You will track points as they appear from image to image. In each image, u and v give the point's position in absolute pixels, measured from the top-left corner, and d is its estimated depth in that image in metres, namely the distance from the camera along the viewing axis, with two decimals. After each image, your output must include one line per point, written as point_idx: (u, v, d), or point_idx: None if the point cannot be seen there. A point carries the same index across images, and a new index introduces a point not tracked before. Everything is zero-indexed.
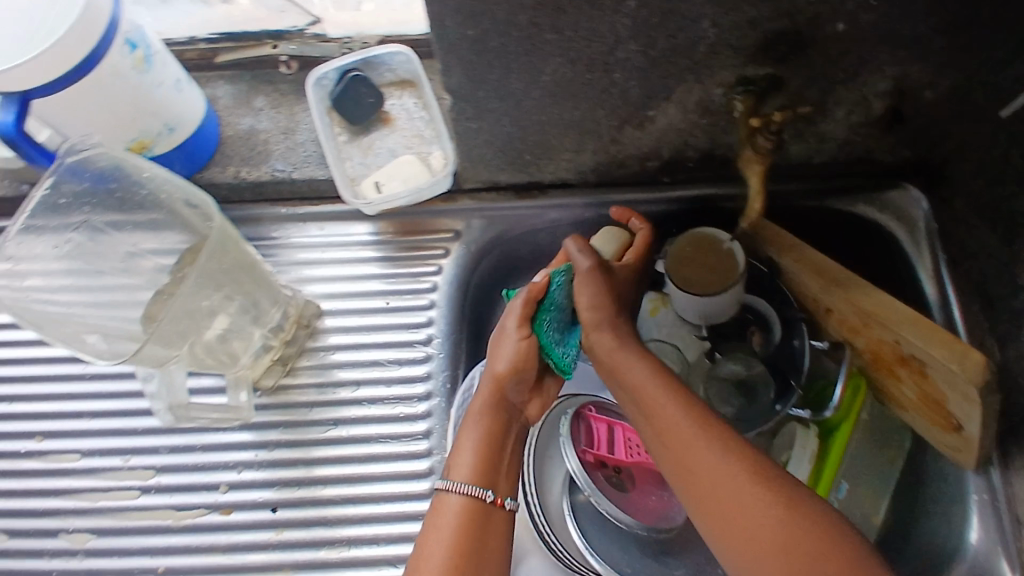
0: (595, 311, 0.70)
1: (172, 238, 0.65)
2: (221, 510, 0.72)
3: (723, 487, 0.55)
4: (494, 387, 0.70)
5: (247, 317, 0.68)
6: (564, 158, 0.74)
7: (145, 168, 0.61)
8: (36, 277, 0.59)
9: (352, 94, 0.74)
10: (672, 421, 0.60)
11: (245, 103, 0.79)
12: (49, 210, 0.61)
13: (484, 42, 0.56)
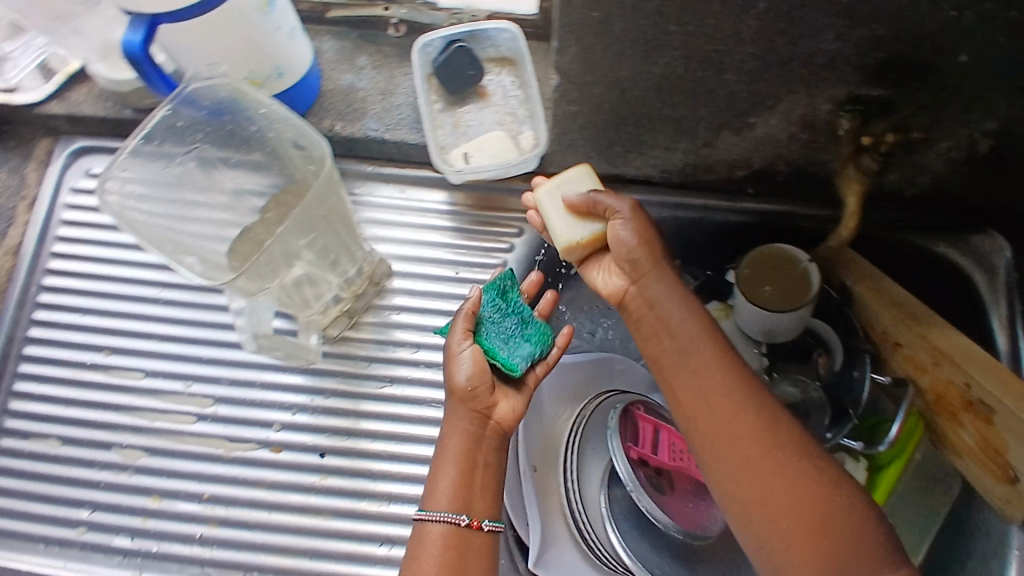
0: (652, 253, 0.66)
1: (270, 179, 0.67)
2: (271, 447, 0.74)
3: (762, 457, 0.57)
4: (453, 405, 0.65)
5: (326, 266, 0.69)
6: (653, 155, 0.74)
7: (264, 105, 0.63)
8: (147, 195, 0.61)
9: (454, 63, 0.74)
10: (717, 384, 0.60)
11: (348, 60, 0.80)
12: (168, 132, 0.63)
13: (605, 25, 0.56)
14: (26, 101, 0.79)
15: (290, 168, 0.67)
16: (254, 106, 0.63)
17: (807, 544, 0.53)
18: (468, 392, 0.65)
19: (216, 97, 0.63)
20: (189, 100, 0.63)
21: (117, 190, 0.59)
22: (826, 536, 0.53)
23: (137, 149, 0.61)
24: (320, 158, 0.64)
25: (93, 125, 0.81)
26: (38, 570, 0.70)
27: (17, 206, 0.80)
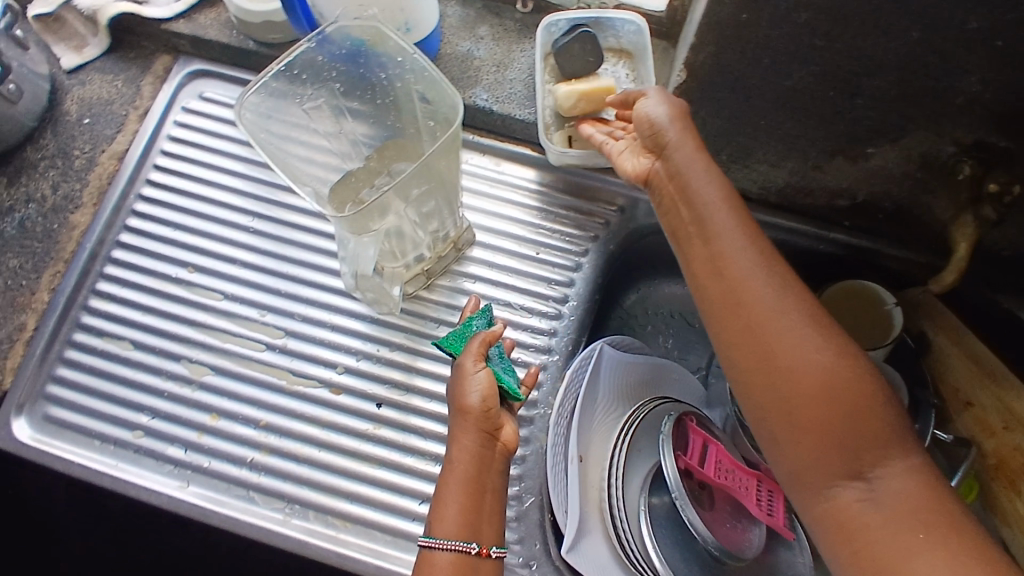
0: (683, 127, 0.63)
1: (384, 127, 0.69)
2: (331, 388, 0.75)
3: (782, 336, 0.56)
4: (463, 425, 0.64)
5: (424, 223, 0.70)
6: (757, 171, 0.73)
7: (404, 52, 0.62)
8: (275, 122, 0.64)
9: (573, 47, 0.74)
10: (739, 263, 0.59)
11: (469, 28, 0.81)
12: (307, 65, 0.64)
13: (750, 29, 0.56)
14: (157, 16, 0.82)
15: (407, 119, 0.68)
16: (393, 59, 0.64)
17: (822, 423, 0.54)
18: (481, 416, 0.64)
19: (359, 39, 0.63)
20: (334, 37, 0.63)
21: (251, 118, 0.61)
22: (844, 416, 0.53)
23: (276, 75, 0.62)
24: (448, 117, 0.63)
25: (214, 50, 0.83)
26: (90, 465, 0.71)
27: (128, 114, 0.83)
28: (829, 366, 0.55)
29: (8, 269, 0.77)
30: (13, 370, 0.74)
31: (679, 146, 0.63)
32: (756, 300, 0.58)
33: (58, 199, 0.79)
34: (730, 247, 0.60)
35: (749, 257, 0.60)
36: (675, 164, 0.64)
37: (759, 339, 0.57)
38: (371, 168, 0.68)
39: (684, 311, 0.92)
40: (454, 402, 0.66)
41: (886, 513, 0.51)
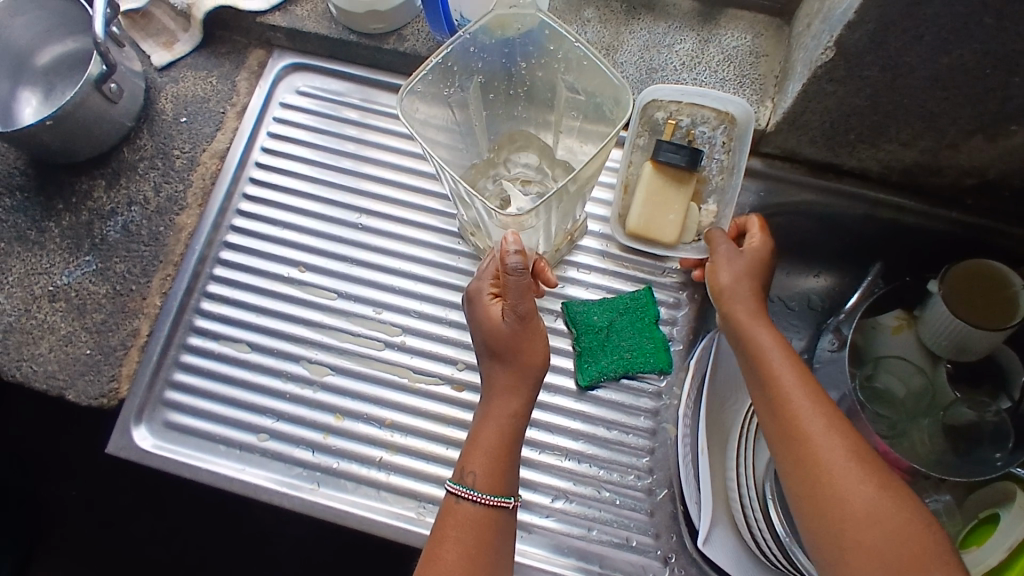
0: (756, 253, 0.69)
1: (516, 113, 0.69)
2: (453, 385, 0.73)
3: (822, 441, 0.56)
4: (523, 376, 0.62)
5: (562, 218, 0.70)
6: (885, 149, 0.73)
7: (560, 42, 0.63)
8: (423, 112, 0.64)
9: (671, 149, 0.70)
10: (782, 402, 0.59)
11: (575, 11, 0.79)
12: (459, 56, 0.63)
13: (919, 6, 0.55)
14: (253, 7, 0.79)
15: (540, 109, 0.69)
16: (549, 48, 0.64)
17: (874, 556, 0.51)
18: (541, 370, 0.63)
19: (503, 26, 0.62)
20: (485, 28, 0.62)
21: (411, 108, 0.62)
22: (898, 538, 0.51)
23: (433, 66, 0.62)
24: (606, 111, 0.63)
25: (312, 43, 0.81)
26: (217, 470, 0.70)
27: (225, 111, 0.81)
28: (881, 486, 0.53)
29: (116, 274, 0.75)
30: (129, 378, 0.72)
31: (746, 317, 0.65)
32: (801, 442, 0.56)
33: (162, 201, 0.78)
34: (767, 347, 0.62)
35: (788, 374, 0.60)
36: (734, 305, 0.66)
37: (807, 477, 0.55)
38: (497, 157, 0.69)
39: (783, 295, 0.90)
40: (508, 345, 0.62)
41: None
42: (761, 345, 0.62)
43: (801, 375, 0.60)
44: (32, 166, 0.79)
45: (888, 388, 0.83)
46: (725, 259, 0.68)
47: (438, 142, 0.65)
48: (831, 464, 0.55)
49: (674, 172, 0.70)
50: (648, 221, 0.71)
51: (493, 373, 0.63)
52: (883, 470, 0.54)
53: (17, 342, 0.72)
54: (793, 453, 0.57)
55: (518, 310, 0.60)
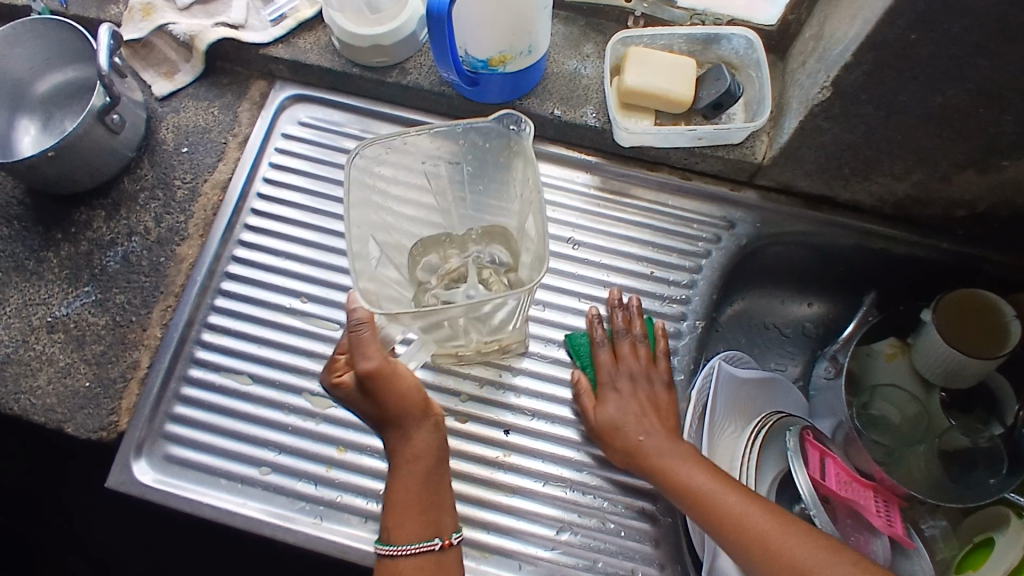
0: (620, 333, 0.75)
1: (490, 205, 0.70)
2: (458, 418, 0.74)
3: (726, 512, 0.63)
4: (405, 424, 0.63)
5: (481, 331, 0.68)
6: (877, 182, 0.75)
7: (532, 179, 0.64)
8: (393, 159, 0.67)
9: (716, 77, 0.74)
10: (765, 549, 0.61)
11: (574, 46, 0.81)
12: (447, 138, 0.67)
13: (914, 49, 0.57)
14: (255, 40, 0.80)
15: (502, 217, 0.70)
16: (522, 175, 0.65)
17: None
18: (418, 407, 0.63)
19: (496, 136, 0.66)
20: (480, 130, 0.66)
21: (374, 150, 0.65)
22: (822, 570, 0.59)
23: (421, 133, 0.66)
24: (538, 262, 0.63)
25: (315, 74, 0.82)
26: (218, 504, 0.69)
27: (227, 141, 0.81)
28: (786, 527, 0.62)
29: (116, 305, 0.75)
30: (128, 411, 0.72)
31: (672, 463, 0.67)
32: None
33: (163, 231, 0.77)
34: (642, 439, 0.69)
35: (670, 461, 0.67)
36: (604, 403, 0.72)
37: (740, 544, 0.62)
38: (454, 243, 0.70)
39: (777, 321, 0.92)
40: (383, 404, 0.62)
41: None
42: (659, 456, 0.68)
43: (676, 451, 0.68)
44: (32, 196, 0.79)
45: (885, 415, 0.84)
46: (619, 407, 0.71)
47: (389, 189, 0.68)
48: (744, 527, 0.62)
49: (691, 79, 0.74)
50: (647, 68, 0.74)
51: (381, 428, 0.64)
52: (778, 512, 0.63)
53: (15, 374, 0.72)
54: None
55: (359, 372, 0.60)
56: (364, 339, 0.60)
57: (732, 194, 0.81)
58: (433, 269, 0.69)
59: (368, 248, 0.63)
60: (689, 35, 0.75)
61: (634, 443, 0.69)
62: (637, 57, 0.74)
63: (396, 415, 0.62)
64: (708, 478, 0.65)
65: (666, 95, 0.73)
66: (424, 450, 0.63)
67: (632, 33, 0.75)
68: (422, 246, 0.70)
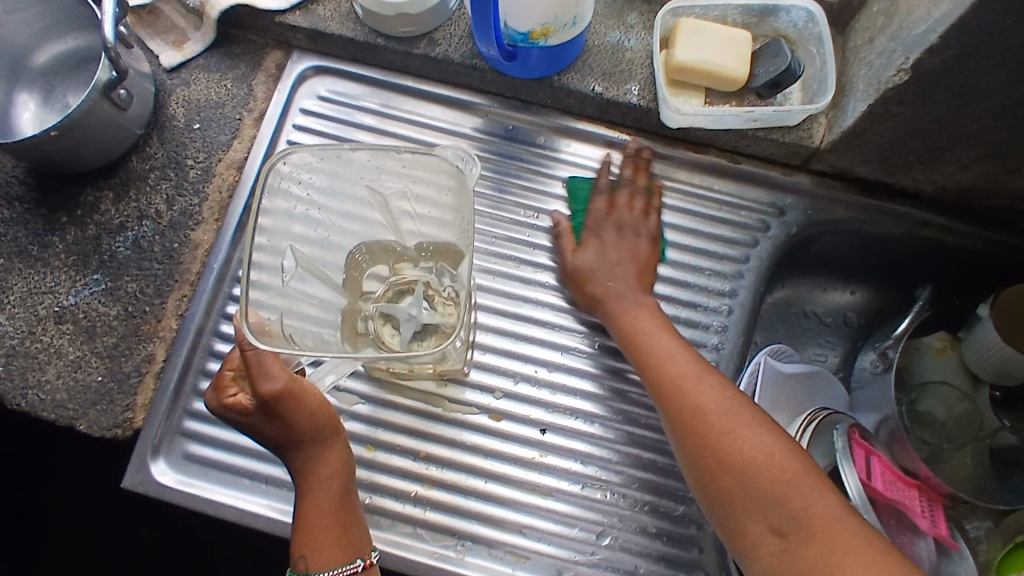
0: (625, 191, 0.73)
1: (428, 232, 0.64)
2: (490, 415, 0.71)
3: (679, 378, 0.63)
4: (314, 441, 0.61)
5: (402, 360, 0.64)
6: (941, 171, 0.70)
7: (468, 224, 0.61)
8: (331, 166, 0.62)
9: (774, 53, 0.67)
10: (687, 400, 0.61)
11: (617, 15, 0.74)
12: (389, 161, 0.62)
13: (1009, 35, 0.51)
14: (271, 7, 0.74)
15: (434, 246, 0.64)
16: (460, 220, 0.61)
17: (729, 469, 0.57)
18: (329, 423, 0.61)
19: (440, 167, 0.61)
20: (426, 159, 0.61)
21: (307, 155, 0.61)
22: (741, 451, 0.57)
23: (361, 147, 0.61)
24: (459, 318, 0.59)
25: (336, 45, 0.76)
26: (241, 506, 0.66)
27: (241, 117, 0.75)
28: (724, 403, 0.60)
29: (127, 294, 0.70)
30: (145, 407, 0.68)
31: (629, 314, 0.68)
32: (727, 445, 0.58)
33: (175, 215, 0.72)
34: (620, 300, 0.69)
35: (646, 325, 0.67)
36: (586, 256, 0.71)
37: (678, 413, 0.61)
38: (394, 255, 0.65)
39: (818, 310, 0.87)
40: (287, 423, 0.59)
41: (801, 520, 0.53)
42: (633, 316, 0.68)
43: (653, 318, 0.67)
44: (33, 175, 0.74)
45: (930, 411, 0.79)
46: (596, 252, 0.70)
47: (325, 196, 0.63)
48: (691, 393, 0.62)
49: (746, 55, 0.68)
50: (699, 40, 0.68)
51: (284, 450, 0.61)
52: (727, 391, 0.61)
53: (22, 368, 0.68)
54: (712, 460, 0.58)
55: (260, 394, 0.57)
56: (264, 363, 0.58)
57: (783, 179, 0.76)
58: (382, 273, 0.65)
59: (284, 256, 0.59)
60: (745, 5, 0.69)
61: (608, 300, 0.69)
62: (689, 28, 0.68)
63: (299, 433, 0.60)
64: (661, 334, 0.66)
65: (721, 72, 0.67)
66: (335, 465, 0.61)
67: (685, 3, 0.69)
68: (362, 253, 0.64)
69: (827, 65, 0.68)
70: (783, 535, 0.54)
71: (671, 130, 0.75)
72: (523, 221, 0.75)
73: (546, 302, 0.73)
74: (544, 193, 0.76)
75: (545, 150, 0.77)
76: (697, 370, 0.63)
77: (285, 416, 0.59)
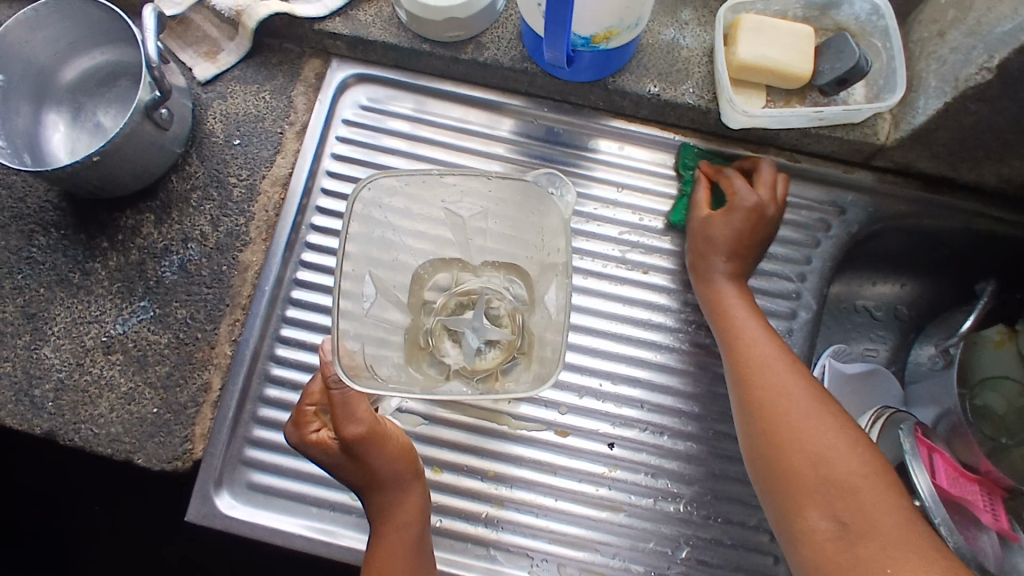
0: (766, 173, 0.69)
1: (499, 254, 0.63)
2: (557, 430, 0.69)
3: (772, 365, 0.62)
4: (393, 485, 0.59)
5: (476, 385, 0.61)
6: (1010, 166, 0.68)
7: (561, 251, 0.58)
8: (408, 189, 0.59)
9: (840, 48, 0.65)
10: (774, 386, 0.61)
11: (670, 12, 0.72)
12: (476, 183, 0.59)
13: None
14: (310, 14, 0.71)
15: (504, 265, 0.63)
16: (551, 254, 0.60)
17: (808, 461, 0.57)
18: (409, 468, 0.60)
19: (527, 193, 0.59)
20: (515, 187, 0.59)
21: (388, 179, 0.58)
22: (818, 443, 0.57)
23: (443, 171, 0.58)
24: (544, 362, 0.57)
25: (378, 51, 0.73)
26: (311, 534, 0.66)
27: (283, 130, 0.72)
28: (812, 397, 0.60)
29: (177, 321, 0.68)
30: (203, 437, 0.66)
31: (726, 287, 0.67)
32: (793, 420, 0.59)
33: (221, 236, 0.70)
34: (721, 276, 0.67)
35: (742, 306, 0.66)
36: (705, 219, 0.68)
37: (762, 397, 0.61)
38: (461, 267, 0.63)
39: (868, 304, 0.85)
40: (369, 465, 0.58)
41: (893, 518, 0.53)
42: (731, 295, 0.67)
43: (749, 302, 0.66)
44: (68, 199, 0.71)
45: (987, 404, 0.74)
46: (727, 220, 0.67)
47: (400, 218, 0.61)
48: (786, 379, 0.61)
49: (810, 52, 0.65)
50: (763, 37, 0.65)
51: (362, 494, 0.60)
52: (818, 389, 0.61)
53: (72, 402, 0.66)
54: (785, 448, 0.58)
55: (344, 437, 0.58)
56: (350, 401, 0.58)
57: (844, 176, 0.75)
58: (439, 292, 0.63)
59: (365, 291, 0.58)
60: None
61: (710, 275, 0.68)
62: (753, 23, 0.66)
63: (378, 477, 0.59)
64: (752, 315, 0.65)
65: (786, 70, 0.65)
66: (414, 511, 0.59)
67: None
68: (423, 272, 0.62)
69: (893, 60, 0.65)
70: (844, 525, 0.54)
71: (729, 129, 0.72)
72: (577, 228, 0.73)
73: (607, 313, 0.71)
74: (598, 199, 0.74)
75: (597, 153, 0.74)
76: (795, 363, 0.63)
77: (367, 457, 0.58)
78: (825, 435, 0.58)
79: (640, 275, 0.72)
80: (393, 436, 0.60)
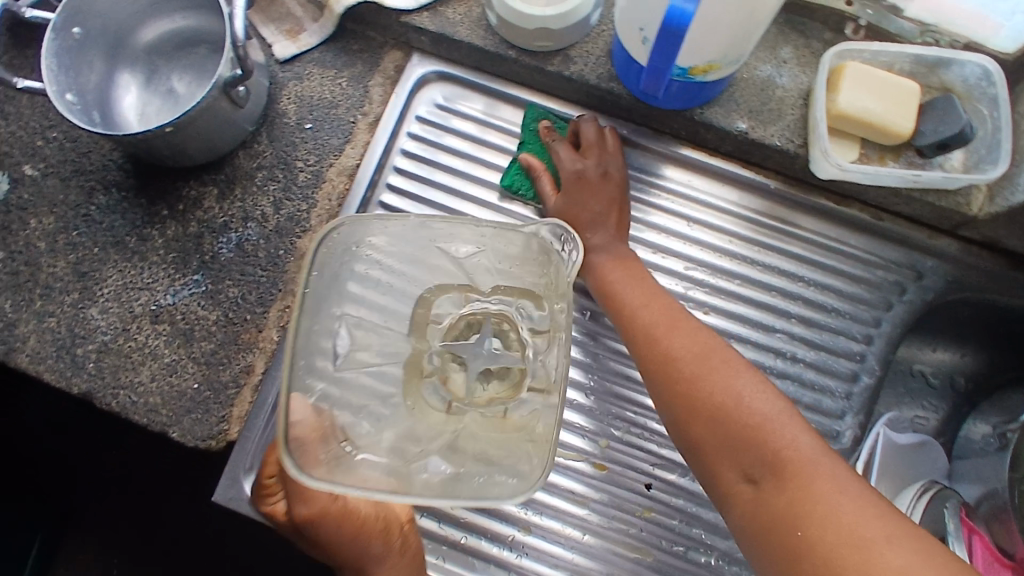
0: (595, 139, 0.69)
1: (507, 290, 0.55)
2: (595, 464, 0.67)
3: (657, 327, 0.60)
4: (357, 555, 0.60)
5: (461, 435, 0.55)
6: None
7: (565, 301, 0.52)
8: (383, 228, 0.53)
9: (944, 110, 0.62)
10: (661, 347, 0.58)
11: (769, 48, 0.69)
12: (466, 221, 0.54)
13: None
14: (399, 6, 0.69)
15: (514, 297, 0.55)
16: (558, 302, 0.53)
17: (710, 419, 0.53)
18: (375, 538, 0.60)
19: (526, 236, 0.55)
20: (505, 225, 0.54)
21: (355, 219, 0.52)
22: (709, 394, 0.54)
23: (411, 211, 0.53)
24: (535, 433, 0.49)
25: (462, 51, 0.71)
26: None
27: (356, 120, 0.71)
28: (693, 345, 0.57)
29: (228, 299, 0.67)
30: (239, 420, 0.66)
31: (612, 255, 0.65)
32: (680, 375, 0.56)
33: (282, 220, 0.69)
34: (606, 245, 0.65)
35: (623, 270, 0.64)
36: (567, 196, 0.67)
37: (654, 365, 0.58)
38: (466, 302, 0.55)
39: (925, 369, 0.80)
40: (327, 540, 0.59)
41: (801, 453, 0.49)
42: (614, 261, 0.65)
43: (633, 265, 0.64)
44: (133, 161, 0.70)
45: None
46: (568, 203, 0.67)
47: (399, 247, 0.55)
48: (669, 336, 0.58)
49: (913, 110, 0.62)
50: (865, 89, 0.62)
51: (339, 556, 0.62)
52: (702, 335, 0.58)
53: (114, 366, 0.65)
54: (685, 412, 0.54)
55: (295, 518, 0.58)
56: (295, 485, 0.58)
57: (927, 241, 0.72)
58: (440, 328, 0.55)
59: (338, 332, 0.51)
60: (917, 55, 0.64)
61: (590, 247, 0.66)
62: (856, 73, 0.63)
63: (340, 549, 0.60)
64: (631, 276, 0.63)
65: (886, 126, 0.62)
66: None
67: (854, 46, 0.64)
68: (429, 294, 0.55)
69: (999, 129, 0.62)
70: (757, 480, 0.50)
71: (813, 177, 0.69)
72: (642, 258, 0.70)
73: None
74: (667, 230, 0.71)
75: (671, 183, 0.72)
76: (677, 316, 0.60)
77: (323, 533, 0.59)
78: (714, 383, 0.54)
79: (707, 316, 0.69)
80: (348, 508, 0.59)
